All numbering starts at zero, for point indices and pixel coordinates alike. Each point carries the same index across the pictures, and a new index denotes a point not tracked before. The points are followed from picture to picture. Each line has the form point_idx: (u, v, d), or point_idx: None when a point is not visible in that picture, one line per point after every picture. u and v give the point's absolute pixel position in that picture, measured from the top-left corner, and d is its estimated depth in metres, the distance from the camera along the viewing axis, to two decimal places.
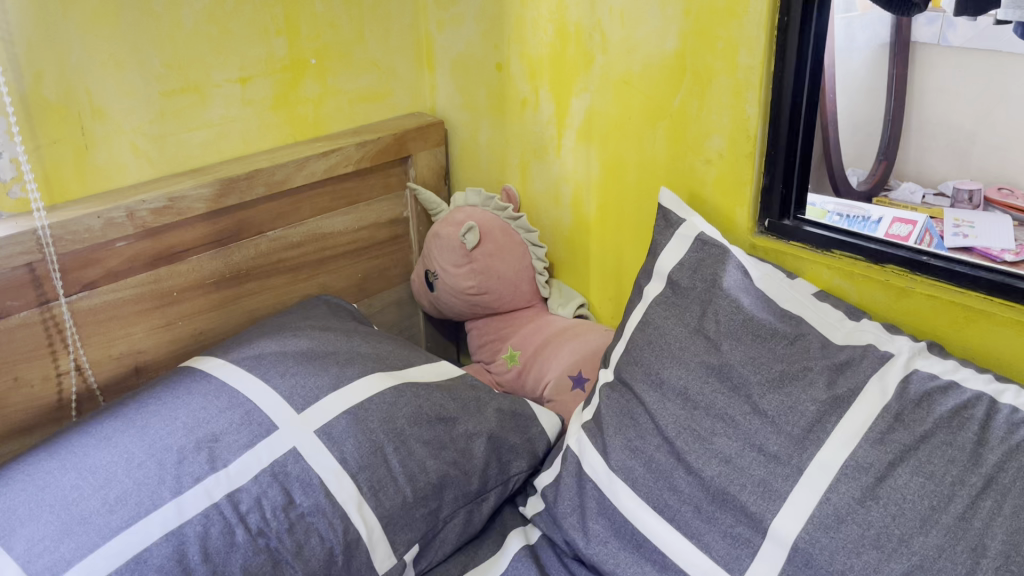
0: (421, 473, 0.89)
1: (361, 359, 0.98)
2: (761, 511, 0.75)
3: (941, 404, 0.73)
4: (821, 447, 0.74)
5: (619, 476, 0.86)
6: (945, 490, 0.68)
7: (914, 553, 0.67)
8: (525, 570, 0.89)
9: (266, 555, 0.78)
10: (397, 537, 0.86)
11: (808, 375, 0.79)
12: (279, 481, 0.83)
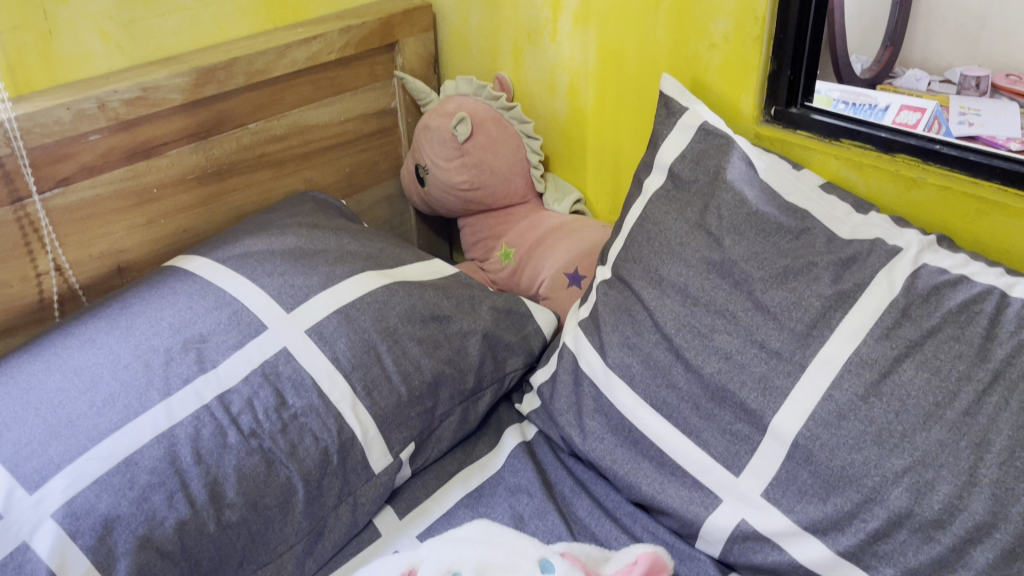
0: (415, 372, 0.88)
1: (352, 258, 0.95)
2: (761, 408, 0.74)
3: (950, 298, 0.71)
4: (824, 343, 0.73)
5: (616, 374, 0.85)
6: (951, 386, 0.67)
7: (915, 448, 0.66)
8: (521, 466, 0.89)
9: (260, 455, 0.77)
10: (393, 435, 0.85)
11: (813, 271, 0.76)
12: (270, 382, 0.81)
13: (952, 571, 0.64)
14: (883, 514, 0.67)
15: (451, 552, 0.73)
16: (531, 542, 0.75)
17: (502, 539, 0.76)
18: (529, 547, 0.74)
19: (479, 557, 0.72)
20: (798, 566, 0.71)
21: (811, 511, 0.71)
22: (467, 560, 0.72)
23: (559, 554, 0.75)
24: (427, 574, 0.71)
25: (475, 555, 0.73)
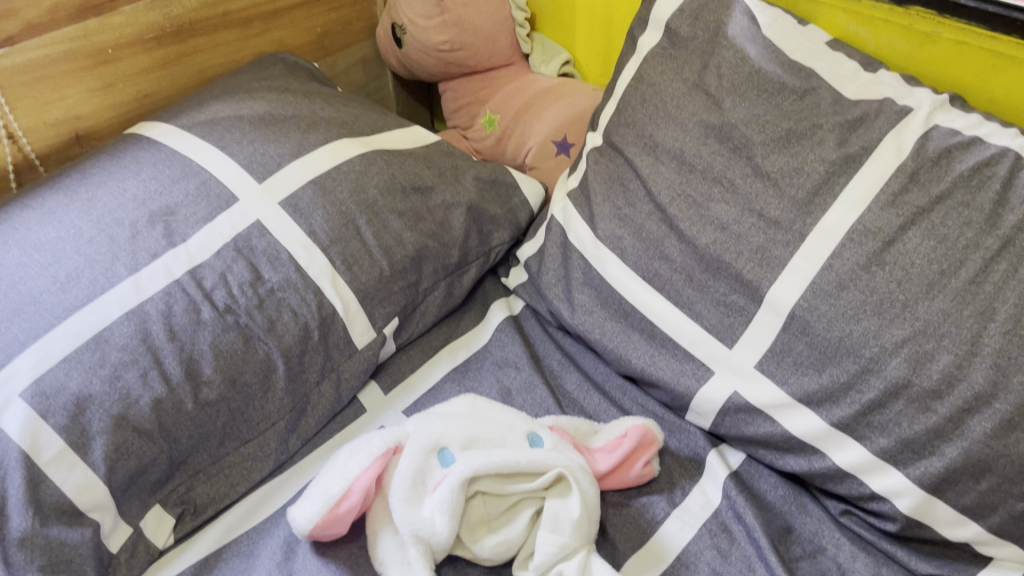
0: (397, 246, 0.84)
1: (326, 124, 0.89)
2: (757, 279, 0.71)
3: (961, 161, 0.67)
4: (826, 210, 0.69)
5: (606, 246, 0.81)
6: (957, 254, 0.64)
7: (917, 318, 0.64)
8: (508, 341, 0.87)
9: (237, 332, 0.74)
10: (376, 311, 0.82)
11: (817, 135, 0.72)
12: (245, 257, 0.77)
13: (946, 440, 0.63)
14: (880, 386, 0.65)
15: (439, 423, 0.71)
16: (521, 418, 0.73)
17: (492, 413, 0.74)
18: (519, 423, 0.72)
19: (468, 430, 0.71)
20: (790, 437, 0.70)
21: (806, 383, 0.69)
22: (455, 434, 0.70)
23: (548, 429, 0.73)
24: (414, 450, 0.69)
25: (464, 426, 0.71)
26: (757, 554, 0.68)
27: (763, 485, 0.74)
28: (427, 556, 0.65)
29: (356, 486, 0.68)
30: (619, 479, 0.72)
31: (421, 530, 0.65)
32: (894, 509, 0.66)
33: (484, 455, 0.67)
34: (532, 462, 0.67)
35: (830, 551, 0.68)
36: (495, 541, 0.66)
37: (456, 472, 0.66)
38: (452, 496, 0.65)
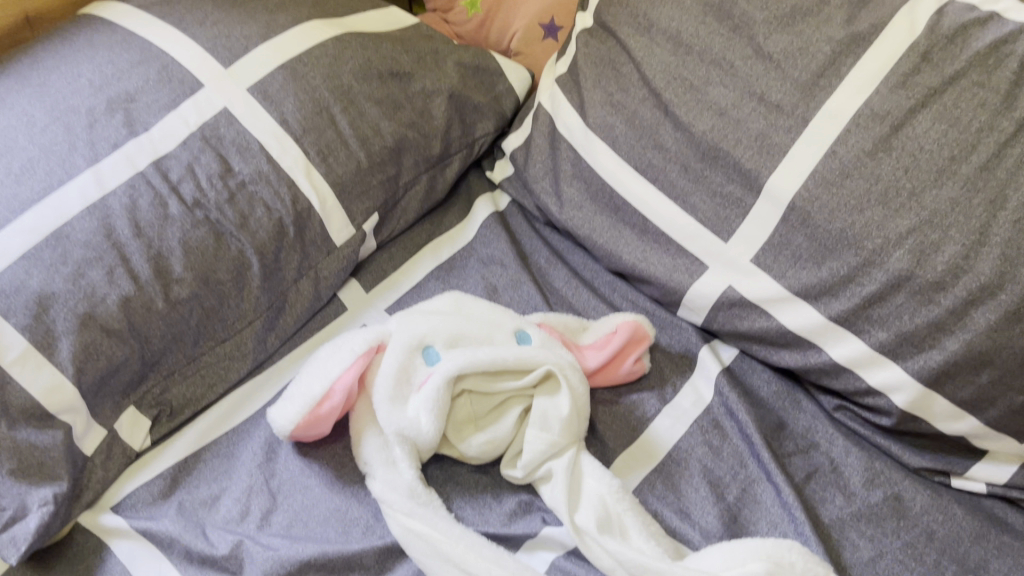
0: (375, 137, 0.79)
1: (296, 5, 0.83)
2: (756, 168, 0.68)
3: (977, 39, 0.63)
4: (831, 94, 0.65)
5: (596, 135, 0.77)
6: (969, 138, 0.60)
7: (924, 208, 0.61)
8: (494, 237, 0.84)
9: (208, 228, 0.70)
10: (354, 206, 0.78)
11: (824, 12, 0.67)
12: (213, 147, 0.72)
13: (948, 333, 0.61)
14: (882, 278, 0.62)
15: (423, 321, 0.68)
16: (508, 315, 0.71)
17: (479, 311, 0.71)
18: (506, 321, 0.70)
19: (453, 328, 0.68)
20: (786, 332, 0.68)
21: (804, 276, 0.66)
22: (440, 332, 0.67)
23: (536, 327, 0.70)
24: (397, 348, 0.66)
25: (449, 324, 0.68)
26: (750, 450, 0.66)
27: (756, 381, 0.72)
28: (413, 456, 0.64)
29: (338, 386, 0.65)
30: (608, 376, 0.70)
31: (406, 430, 0.63)
32: (890, 404, 0.65)
33: (471, 353, 0.64)
34: (520, 360, 0.64)
35: (823, 446, 0.67)
36: (482, 440, 0.64)
37: (442, 370, 0.63)
38: (437, 395, 0.62)
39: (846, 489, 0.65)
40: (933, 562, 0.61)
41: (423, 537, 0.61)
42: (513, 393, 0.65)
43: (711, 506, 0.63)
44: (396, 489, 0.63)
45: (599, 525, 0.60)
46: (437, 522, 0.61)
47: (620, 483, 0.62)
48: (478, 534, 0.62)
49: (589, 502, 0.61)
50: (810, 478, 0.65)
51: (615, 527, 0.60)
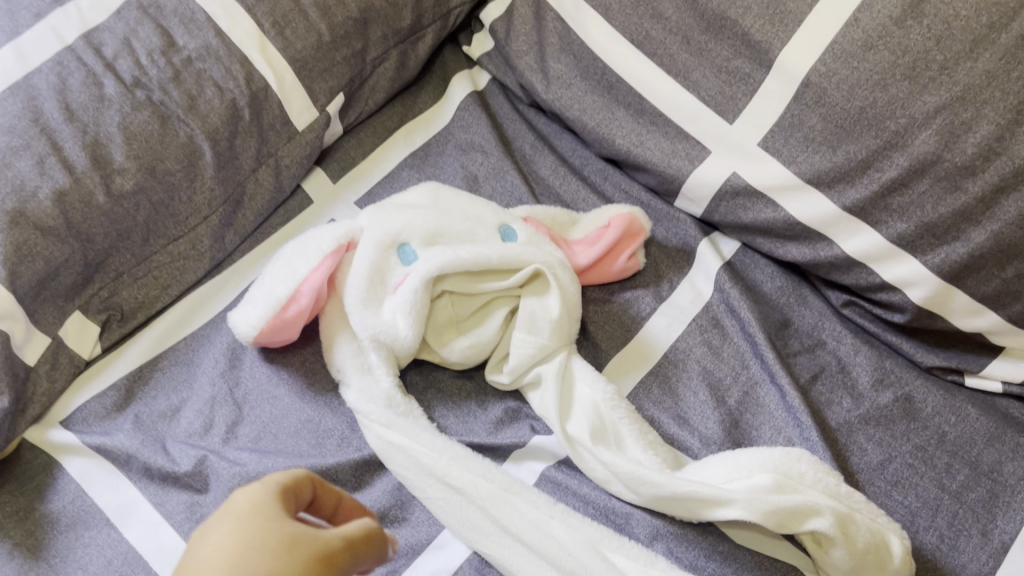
0: (336, 7, 0.69)
1: None
2: (768, 40, 0.60)
3: None
4: None
5: (588, 3, 0.69)
6: (1011, 3, 0.53)
7: (956, 83, 0.54)
8: (473, 121, 0.76)
9: (151, 111, 0.62)
10: (317, 85, 0.70)
11: None
12: (151, 18, 0.64)
13: (973, 224, 0.56)
14: (904, 163, 0.56)
15: (398, 215, 0.62)
16: (492, 208, 0.64)
17: (460, 203, 0.64)
18: (489, 215, 0.63)
19: (432, 222, 0.62)
20: (794, 223, 0.63)
21: (817, 162, 0.60)
22: (417, 227, 0.61)
23: (522, 221, 0.64)
24: (369, 245, 0.60)
25: (427, 218, 0.62)
26: (752, 350, 0.62)
27: (758, 276, 0.67)
28: (390, 361, 0.59)
29: (305, 288, 0.59)
30: (601, 275, 0.65)
31: (382, 335, 0.58)
32: (905, 300, 0.60)
33: (451, 250, 0.58)
34: (505, 257, 0.58)
35: (830, 345, 0.63)
36: (465, 345, 0.59)
37: (419, 270, 0.57)
38: (416, 297, 0.57)
39: (853, 390, 0.61)
40: (944, 466, 0.57)
41: (403, 449, 0.56)
42: (499, 293, 0.60)
43: (710, 411, 0.59)
44: (372, 398, 0.58)
45: (593, 434, 0.55)
46: (417, 432, 0.57)
47: (614, 388, 0.57)
48: (462, 444, 0.57)
49: (582, 409, 0.56)
50: (815, 379, 0.61)
51: (610, 435, 0.55)
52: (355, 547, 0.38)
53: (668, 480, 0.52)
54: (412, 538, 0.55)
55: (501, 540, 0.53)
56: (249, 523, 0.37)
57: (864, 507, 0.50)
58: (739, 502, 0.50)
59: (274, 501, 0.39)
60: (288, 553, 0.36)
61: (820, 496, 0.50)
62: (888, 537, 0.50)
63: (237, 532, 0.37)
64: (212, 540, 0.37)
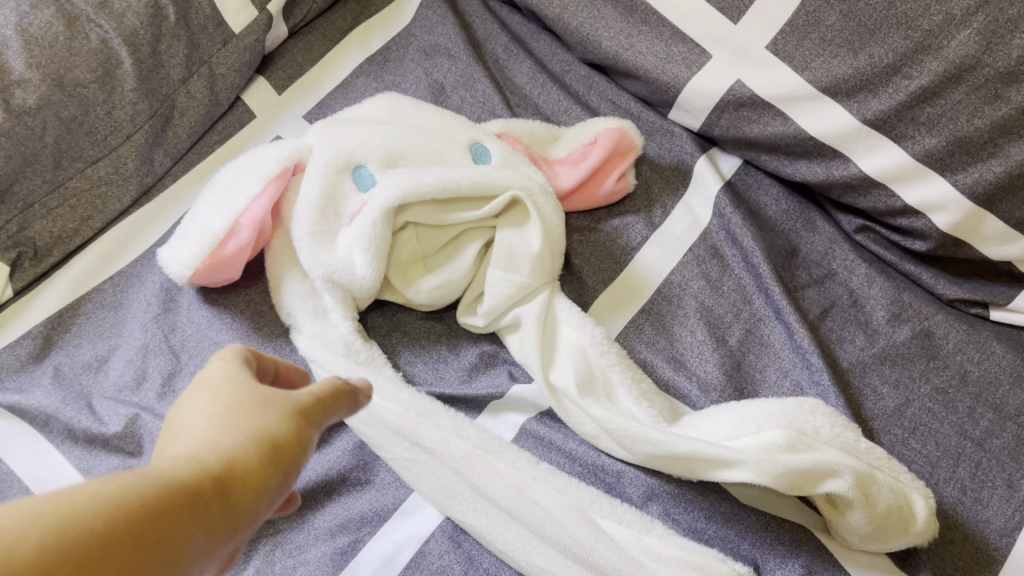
0: None
1: None
2: None
3: None
4: None
5: None
6: None
7: None
8: (438, 22, 0.66)
9: (55, 9, 0.53)
10: None
11: None
12: None
13: (1015, 138, 0.48)
14: (938, 68, 0.48)
15: (351, 131, 0.53)
16: (461, 125, 0.56)
17: (423, 118, 0.56)
18: (458, 132, 0.55)
19: (391, 140, 0.53)
20: (806, 139, 0.55)
21: (835, 68, 0.52)
22: (374, 146, 0.53)
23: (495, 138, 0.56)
24: (320, 168, 0.52)
25: (386, 136, 0.53)
26: (756, 283, 0.55)
27: (762, 198, 0.60)
28: (348, 304, 0.52)
29: (247, 219, 0.51)
30: (584, 200, 0.58)
31: (336, 274, 0.50)
32: (928, 225, 0.53)
33: (416, 175, 0.50)
34: (478, 182, 0.51)
35: (841, 276, 0.56)
36: (433, 283, 0.52)
37: (378, 199, 0.49)
38: (375, 231, 0.49)
39: (867, 327, 0.54)
40: (966, 411, 0.52)
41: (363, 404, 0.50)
42: (471, 225, 0.52)
43: (710, 353, 0.53)
44: (328, 345, 0.51)
45: (580, 385, 0.48)
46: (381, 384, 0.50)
47: (604, 331, 0.51)
48: (431, 396, 0.51)
49: (566, 357, 0.50)
50: (826, 315, 0.55)
51: (600, 386, 0.49)
52: (327, 402, 0.32)
53: (666, 438, 0.46)
54: (377, 504, 0.49)
55: (478, 506, 0.47)
56: (221, 388, 0.32)
57: (885, 464, 0.45)
58: (748, 464, 0.44)
59: (239, 366, 0.33)
60: (263, 409, 0.31)
61: (838, 454, 0.44)
62: (912, 496, 0.45)
63: (210, 397, 0.32)
64: (183, 414, 0.32)
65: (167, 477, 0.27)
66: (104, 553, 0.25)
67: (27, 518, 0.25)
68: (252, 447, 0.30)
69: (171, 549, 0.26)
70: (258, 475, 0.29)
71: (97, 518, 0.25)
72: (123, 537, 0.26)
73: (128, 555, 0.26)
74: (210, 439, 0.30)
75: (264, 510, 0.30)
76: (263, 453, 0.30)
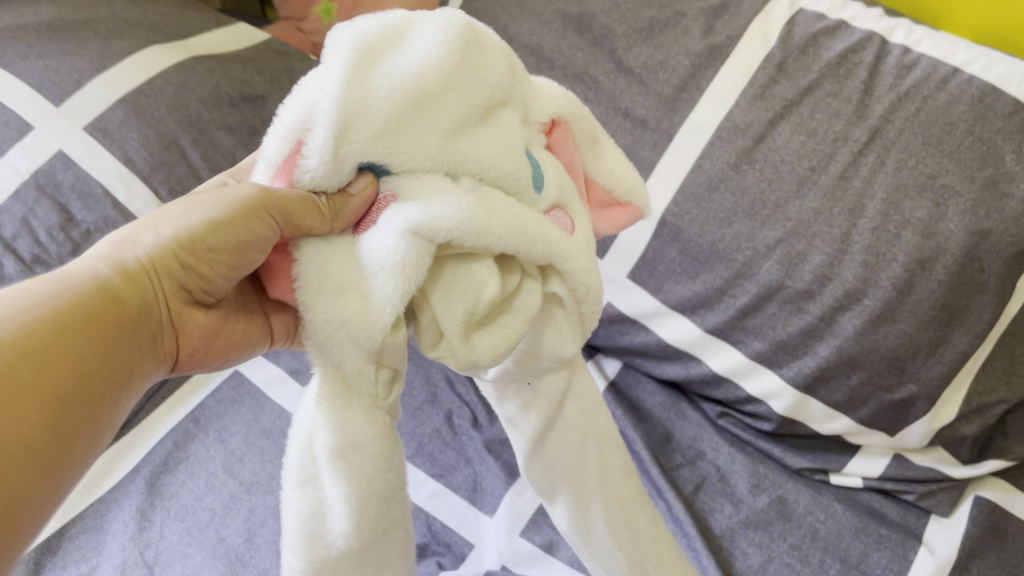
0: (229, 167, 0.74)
1: (131, 29, 0.75)
2: None
3: (828, 48, 0.64)
4: (693, 108, 0.67)
5: None
6: (826, 149, 0.62)
7: (789, 219, 0.62)
8: None
9: None
10: None
11: (681, 23, 0.68)
12: (50, 195, 0.67)
13: (818, 340, 0.63)
14: (753, 290, 0.64)
15: (340, 44, 0.35)
16: (515, 73, 0.41)
17: (455, 50, 0.37)
18: (511, 121, 0.40)
19: (376, 104, 0.35)
20: (666, 346, 0.70)
21: (679, 290, 0.68)
22: (367, 110, 0.35)
23: (537, 135, 0.44)
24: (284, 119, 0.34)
25: (373, 100, 0.35)
26: (639, 466, 0.68)
27: (642, 393, 0.74)
28: (362, 362, 0.36)
29: (237, 189, 0.39)
30: (604, 225, 0.49)
31: (338, 328, 0.35)
32: (769, 410, 0.67)
33: (452, 203, 0.35)
34: (517, 216, 0.37)
35: (709, 456, 0.69)
36: (464, 311, 0.37)
37: (392, 225, 0.35)
38: (397, 255, 0.34)
39: (732, 497, 0.66)
40: (818, 562, 0.62)
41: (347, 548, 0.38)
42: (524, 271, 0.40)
43: None
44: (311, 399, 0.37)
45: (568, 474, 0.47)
46: (370, 465, 0.37)
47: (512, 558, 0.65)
48: None
49: (574, 459, 0.46)
50: (698, 489, 0.67)
51: (590, 464, 0.46)
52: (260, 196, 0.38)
53: (603, 519, 0.47)
54: None
55: None
56: (180, 206, 0.41)
57: None
58: None
59: (201, 193, 0.42)
60: (205, 206, 0.40)
61: None
62: None
63: (168, 213, 0.41)
64: (135, 233, 0.41)
65: (108, 281, 0.39)
66: (78, 332, 0.36)
67: (28, 315, 0.35)
68: (183, 246, 0.40)
69: (119, 338, 0.38)
70: (183, 259, 0.40)
71: (72, 304, 0.36)
72: (98, 319, 0.37)
73: (103, 328, 0.37)
74: (154, 243, 0.40)
75: (216, 273, 0.40)
76: (194, 248, 0.39)
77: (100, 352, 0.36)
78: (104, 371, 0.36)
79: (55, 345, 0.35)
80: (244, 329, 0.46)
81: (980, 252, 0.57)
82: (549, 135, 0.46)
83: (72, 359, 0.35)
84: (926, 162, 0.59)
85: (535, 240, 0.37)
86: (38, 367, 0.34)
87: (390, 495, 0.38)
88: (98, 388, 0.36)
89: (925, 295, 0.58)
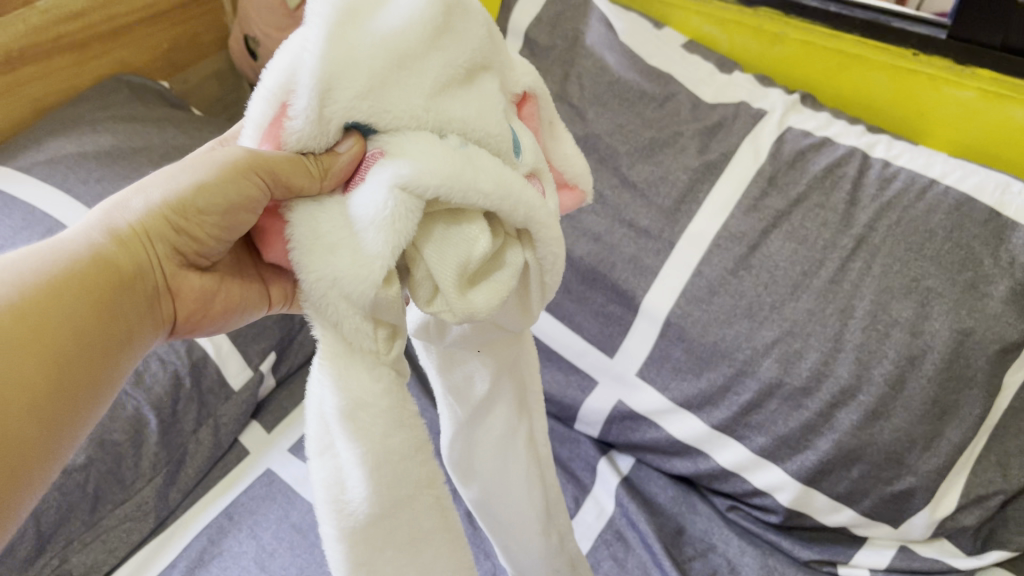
0: None
1: (180, 153, 0.83)
2: (633, 288, 0.73)
3: (814, 163, 0.70)
4: (692, 218, 0.72)
5: None
6: (817, 255, 0.66)
7: (785, 319, 0.66)
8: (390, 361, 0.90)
9: None
10: (250, 349, 0.82)
11: (679, 142, 0.75)
12: None
13: (818, 433, 0.66)
14: (755, 387, 0.67)
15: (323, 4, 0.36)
16: (490, 40, 0.43)
17: (433, 15, 0.39)
18: (486, 86, 0.42)
19: (360, 64, 0.36)
20: (674, 442, 0.74)
21: (685, 388, 0.72)
22: (353, 70, 0.36)
23: (508, 107, 0.46)
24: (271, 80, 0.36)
25: (358, 58, 0.36)
26: (652, 559, 0.70)
27: (653, 488, 0.77)
28: (365, 319, 0.36)
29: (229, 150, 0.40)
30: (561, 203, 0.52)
31: (332, 285, 0.36)
32: (776, 502, 0.70)
33: (439, 159, 0.37)
34: (499, 178, 0.39)
35: (720, 548, 0.72)
36: (456, 266, 0.39)
37: (382, 181, 0.36)
38: (386, 210, 0.35)
39: None
40: None
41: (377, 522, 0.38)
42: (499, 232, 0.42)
43: None
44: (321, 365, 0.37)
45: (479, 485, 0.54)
46: (386, 421, 0.37)
47: None
48: None
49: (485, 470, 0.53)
50: None
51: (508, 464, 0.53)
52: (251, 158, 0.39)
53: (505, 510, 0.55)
54: None
55: None
56: (173, 171, 0.42)
57: None
58: None
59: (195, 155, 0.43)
60: (198, 169, 0.41)
61: None
62: None
63: (162, 177, 0.42)
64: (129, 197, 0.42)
65: (104, 249, 0.39)
66: (73, 301, 0.37)
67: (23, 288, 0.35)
68: (178, 209, 0.40)
69: (117, 305, 0.38)
70: (176, 222, 0.40)
71: (69, 274, 0.37)
72: (94, 287, 0.38)
73: (99, 297, 0.38)
74: (148, 208, 0.41)
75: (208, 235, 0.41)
76: (188, 211, 0.40)
77: (98, 320, 0.37)
78: (100, 341, 0.37)
79: (50, 316, 0.35)
80: (241, 291, 0.46)
81: (965, 350, 0.61)
82: (517, 108, 0.49)
83: (67, 329, 0.36)
84: (911, 266, 0.63)
85: (518, 202, 0.40)
86: (33, 337, 0.35)
87: (409, 454, 0.38)
88: (94, 355, 0.37)
89: (916, 391, 0.62)
